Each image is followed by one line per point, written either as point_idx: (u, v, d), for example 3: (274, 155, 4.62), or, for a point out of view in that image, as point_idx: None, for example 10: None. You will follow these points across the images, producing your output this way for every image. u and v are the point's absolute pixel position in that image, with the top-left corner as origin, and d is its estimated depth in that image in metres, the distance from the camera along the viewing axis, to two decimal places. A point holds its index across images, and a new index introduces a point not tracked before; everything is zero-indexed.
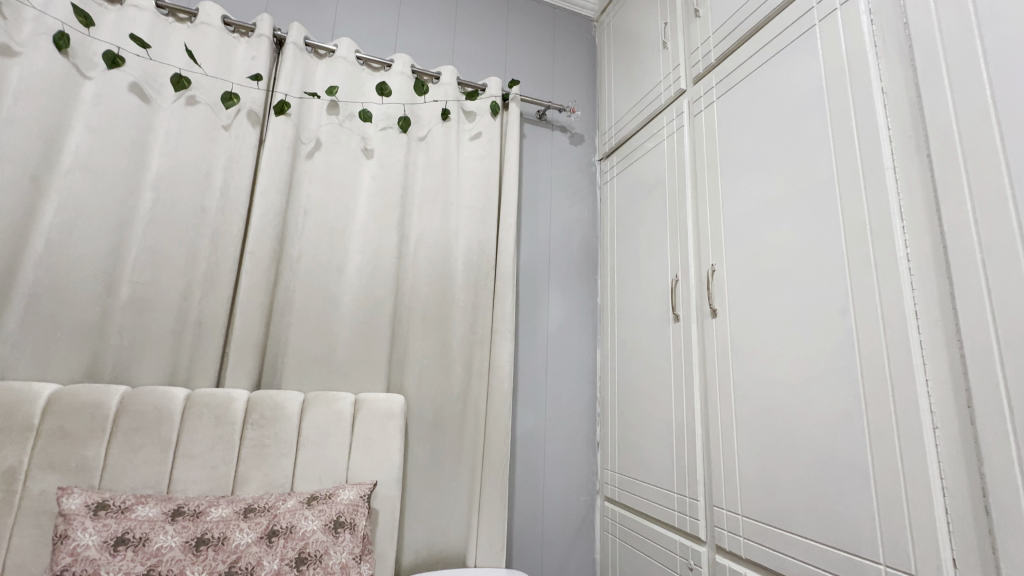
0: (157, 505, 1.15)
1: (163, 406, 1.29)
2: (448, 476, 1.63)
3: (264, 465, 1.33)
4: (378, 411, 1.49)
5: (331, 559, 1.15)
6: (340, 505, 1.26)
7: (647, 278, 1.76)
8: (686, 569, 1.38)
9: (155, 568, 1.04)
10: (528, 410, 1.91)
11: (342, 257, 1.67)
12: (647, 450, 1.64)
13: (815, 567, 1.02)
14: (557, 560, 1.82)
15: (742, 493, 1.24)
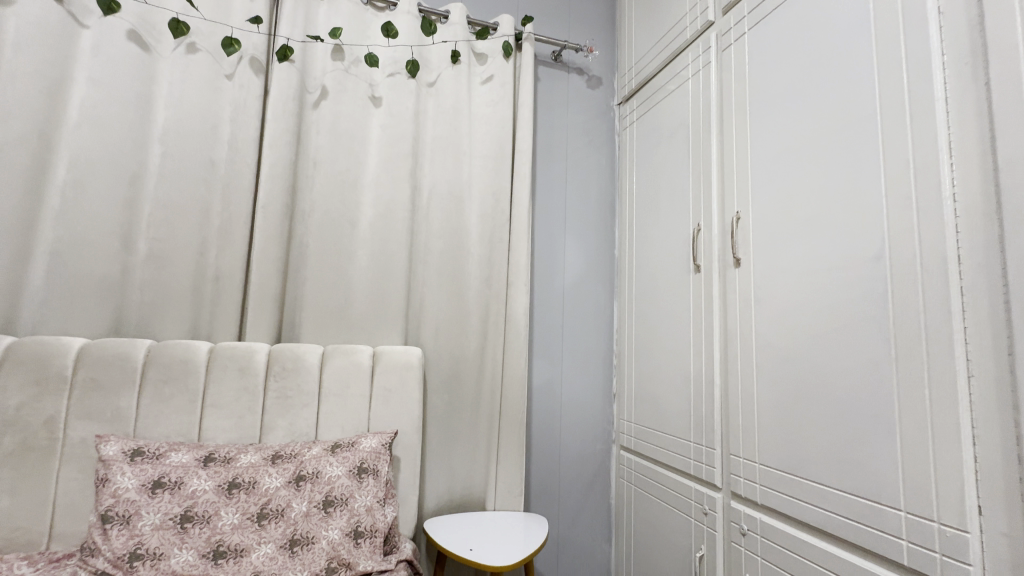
0: (189, 451, 1.20)
1: (188, 359, 1.32)
2: (467, 426, 1.67)
3: (289, 415, 1.38)
4: (396, 363, 1.51)
5: (356, 503, 1.21)
6: (363, 453, 1.30)
7: (668, 228, 1.70)
8: (701, 514, 1.42)
9: (192, 509, 1.10)
10: (545, 363, 1.92)
11: (354, 211, 1.64)
12: (664, 402, 1.65)
13: (831, 513, 1.03)
14: (574, 504, 1.89)
15: (760, 441, 1.24)
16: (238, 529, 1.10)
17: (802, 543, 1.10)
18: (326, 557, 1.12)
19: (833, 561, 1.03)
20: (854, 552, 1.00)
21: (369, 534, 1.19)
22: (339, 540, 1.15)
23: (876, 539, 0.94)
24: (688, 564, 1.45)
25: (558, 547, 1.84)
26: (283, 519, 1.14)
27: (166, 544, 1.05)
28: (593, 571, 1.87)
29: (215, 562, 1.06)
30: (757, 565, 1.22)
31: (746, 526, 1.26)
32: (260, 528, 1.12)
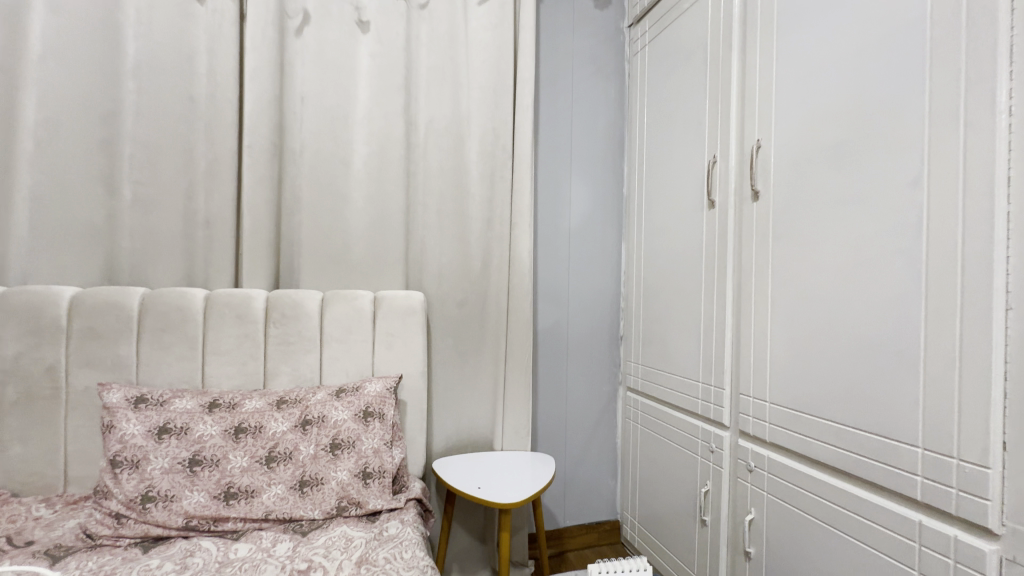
0: (193, 398, 1.19)
1: (184, 306, 1.29)
2: (473, 370, 1.66)
3: (292, 361, 1.36)
4: (398, 308, 1.47)
5: (363, 445, 1.21)
6: (368, 397, 1.29)
7: (681, 162, 1.59)
8: (707, 452, 1.42)
9: (200, 453, 1.11)
10: (551, 306, 1.88)
11: (346, 149, 1.54)
12: (673, 343, 1.62)
13: (844, 450, 1.02)
14: (580, 443, 1.91)
15: (772, 380, 1.21)
16: (247, 471, 1.12)
17: (810, 478, 1.10)
18: (336, 497, 1.14)
19: (842, 495, 1.02)
20: (864, 487, 0.99)
21: (378, 474, 1.20)
22: (348, 480, 1.16)
23: (888, 474, 0.93)
24: (694, 498, 1.47)
25: (565, 484, 1.88)
26: (291, 461, 1.15)
27: (177, 487, 1.07)
28: (599, 505, 1.92)
29: (227, 503, 1.08)
30: (763, 499, 1.23)
31: (753, 463, 1.26)
32: (269, 470, 1.13)
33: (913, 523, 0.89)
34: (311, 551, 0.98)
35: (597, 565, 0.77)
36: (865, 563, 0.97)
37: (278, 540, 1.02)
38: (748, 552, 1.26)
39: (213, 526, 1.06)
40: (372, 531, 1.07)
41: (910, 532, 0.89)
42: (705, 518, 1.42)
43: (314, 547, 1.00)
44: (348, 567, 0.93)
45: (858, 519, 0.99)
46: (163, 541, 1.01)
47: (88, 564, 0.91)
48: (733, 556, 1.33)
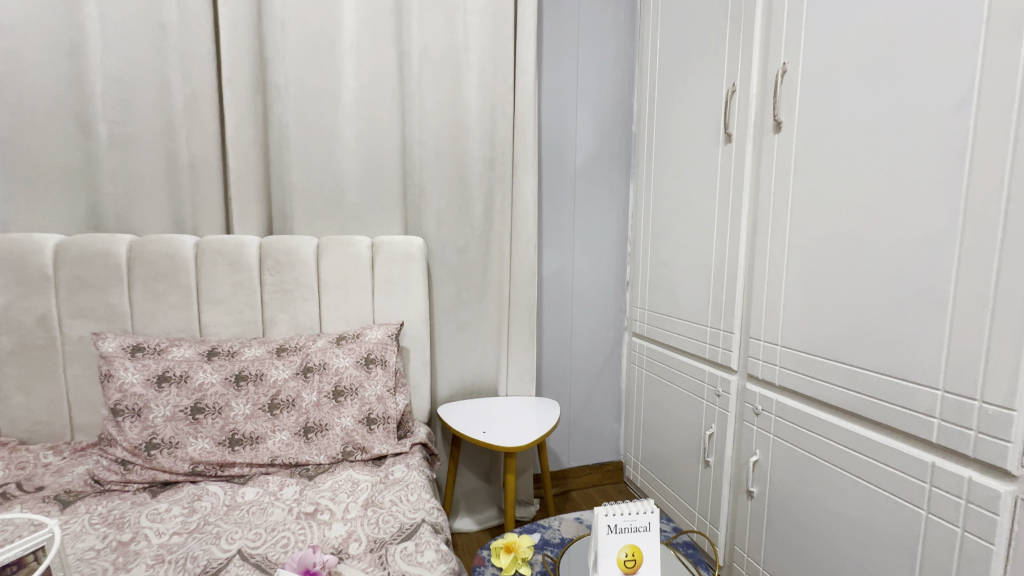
0: (192, 346, 1.17)
1: (174, 254, 1.24)
2: (476, 317, 1.62)
3: (290, 309, 1.33)
4: (397, 254, 1.42)
5: (366, 392, 1.20)
6: (369, 344, 1.27)
7: (697, 93, 1.47)
8: (713, 395, 1.41)
9: (202, 401, 1.10)
10: (556, 252, 1.82)
11: (335, 83, 1.42)
12: (682, 288, 1.57)
13: (857, 393, 0.99)
14: (585, 388, 1.91)
15: (784, 323, 1.17)
16: (250, 418, 1.11)
17: (819, 421, 1.08)
18: (341, 442, 1.14)
19: (851, 437, 1.01)
20: (875, 429, 0.97)
21: (382, 420, 1.20)
22: (352, 426, 1.16)
23: (903, 417, 0.90)
24: (697, 440, 1.48)
25: (570, 428, 1.90)
26: (295, 408, 1.14)
27: (180, 434, 1.06)
28: (603, 447, 1.96)
29: (232, 449, 1.08)
30: (769, 441, 1.23)
31: (760, 406, 1.25)
32: (273, 417, 1.13)
33: (925, 464, 0.87)
34: (318, 494, 0.99)
35: (602, 508, 0.76)
36: (871, 502, 0.97)
37: (285, 484, 1.03)
38: (751, 491, 1.28)
39: (220, 471, 1.06)
40: (378, 475, 1.08)
41: (921, 473, 0.88)
42: (708, 460, 1.43)
43: (320, 491, 1.00)
44: (354, 510, 0.93)
45: (867, 460, 0.98)
46: (171, 486, 1.02)
47: (97, 508, 0.92)
48: (735, 494, 1.35)
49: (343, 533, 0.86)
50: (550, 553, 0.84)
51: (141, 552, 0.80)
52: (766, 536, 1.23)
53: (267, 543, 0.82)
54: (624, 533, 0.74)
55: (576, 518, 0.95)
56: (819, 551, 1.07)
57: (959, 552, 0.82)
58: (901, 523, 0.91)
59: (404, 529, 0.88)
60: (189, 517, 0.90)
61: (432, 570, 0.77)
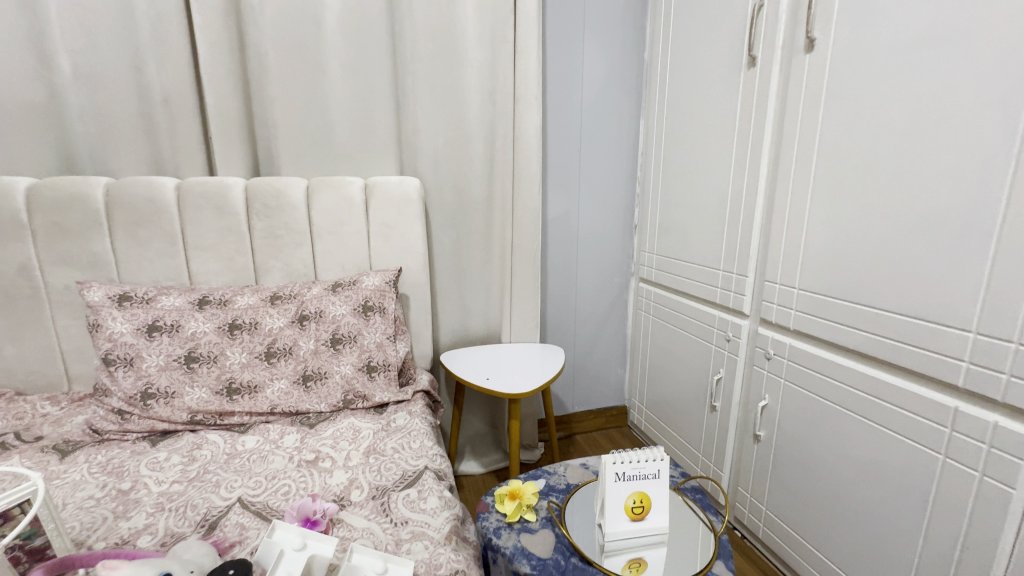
0: (181, 294, 1.12)
1: (154, 198, 1.16)
2: (477, 263, 1.56)
3: (282, 256, 1.27)
4: (392, 196, 1.33)
5: (365, 339, 1.17)
6: (367, 291, 1.22)
7: (719, 10, 1.32)
8: (723, 340, 1.37)
9: (196, 350, 1.06)
10: (561, 194, 1.73)
11: (316, 4, 1.27)
12: (693, 230, 1.50)
13: (879, 336, 0.95)
14: (590, 335, 1.88)
15: (803, 264, 1.11)
16: (247, 367, 1.09)
17: (834, 365, 1.04)
18: (342, 390, 1.13)
19: (868, 382, 0.97)
20: (896, 372, 0.93)
21: (382, 368, 1.18)
22: (353, 374, 1.14)
23: (928, 360, 0.86)
24: (704, 385, 1.46)
25: (574, 374, 1.89)
26: (292, 356, 1.12)
27: (176, 383, 1.04)
28: (607, 392, 1.96)
29: (231, 398, 1.06)
30: (779, 386, 1.20)
31: (772, 351, 1.21)
32: (271, 365, 1.10)
33: (947, 409, 0.84)
34: (319, 442, 0.97)
35: (610, 456, 0.73)
36: (885, 446, 0.94)
37: (286, 432, 1.01)
38: (757, 435, 1.26)
39: (219, 420, 1.04)
40: (379, 422, 1.06)
41: (942, 417, 0.85)
42: (715, 404, 1.41)
43: (322, 438, 0.99)
44: (356, 457, 0.92)
45: (884, 405, 0.94)
46: (170, 434, 1.00)
47: (96, 458, 0.91)
48: (741, 438, 1.34)
49: (344, 480, 0.84)
50: (555, 499, 0.82)
51: (141, 500, 0.79)
52: (771, 478, 1.23)
53: (267, 491, 0.81)
54: (634, 480, 0.72)
55: (582, 463, 0.94)
56: (826, 492, 1.07)
57: (976, 495, 0.80)
58: (916, 467, 0.89)
59: (406, 476, 0.86)
60: (189, 465, 0.89)
61: (436, 516, 0.76)
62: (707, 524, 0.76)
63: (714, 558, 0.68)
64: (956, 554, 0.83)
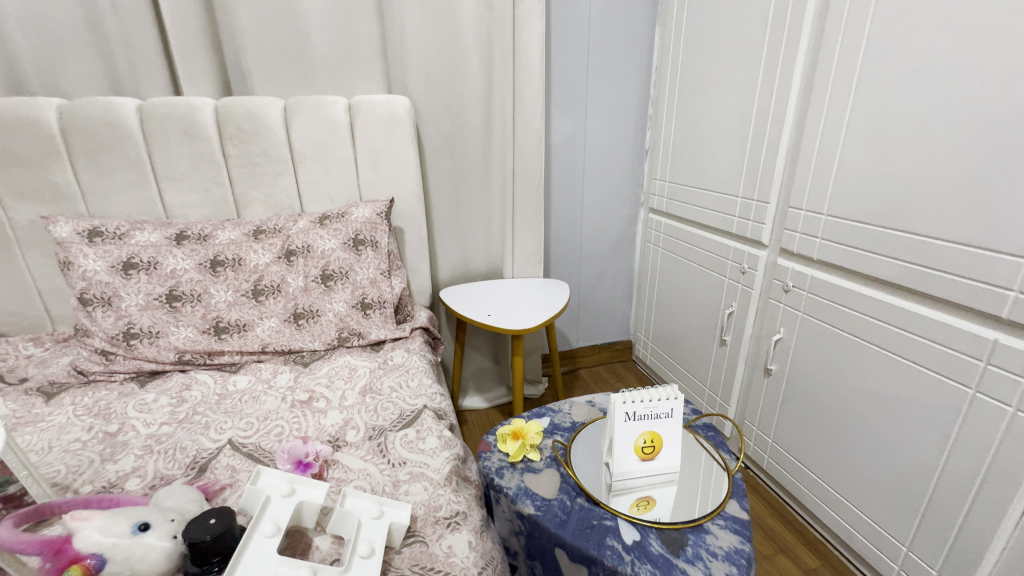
0: (156, 229, 1.04)
1: (115, 121, 1.04)
2: (477, 193, 1.46)
3: (263, 186, 1.17)
4: (380, 117, 1.21)
5: (358, 276, 1.10)
6: (357, 223, 1.13)
7: None
8: (737, 273, 1.30)
9: (177, 289, 1.00)
10: (566, 116, 1.57)
11: None
12: (711, 153, 1.37)
13: (916, 265, 0.87)
14: (595, 269, 1.81)
15: (835, 187, 1.01)
16: (234, 306, 1.03)
17: (860, 297, 0.97)
18: (336, 328, 1.08)
19: (897, 314, 0.90)
20: (930, 304, 0.86)
21: (377, 305, 1.12)
22: (346, 311, 1.09)
23: (972, 290, 0.79)
24: (714, 319, 1.41)
25: (579, 309, 1.84)
26: (281, 294, 1.06)
27: (160, 322, 0.98)
28: (612, 327, 1.92)
29: (219, 337, 1.01)
30: (796, 319, 1.13)
31: (791, 283, 1.13)
32: (259, 304, 1.04)
33: (985, 342, 0.78)
34: (313, 381, 0.93)
35: (619, 395, 0.68)
36: (909, 380, 0.89)
37: (279, 372, 0.97)
38: (768, 369, 1.22)
39: (209, 359, 1.00)
40: (376, 360, 1.02)
41: (978, 350, 0.79)
42: (725, 339, 1.37)
43: (316, 377, 0.95)
44: (351, 397, 0.88)
45: (913, 338, 0.88)
46: (159, 375, 0.96)
47: (83, 400, 0.87)
48: (750, 372, 1.31)
49: (339, 421, 0.81)
50: (560, 438, 0.79)
51: (129, 443, 0.76)
52: (779, 411, 1.21)
53: (259, 432, 0.77)
54: (644, 420, 0.68)
55: (588, 401, 0.89)
56: (839, 426, 1.04)
57: (1005, 429, 0.76)
58: (941, 401, 0.84)
59: (404, 416, 0.82)
60: (178, 407, 0.85)
61: (435, 457, 0.73)
62: (720, 463, 0.72)
63: (728, 497, 0.65)
64: (974, 487, 0.81)
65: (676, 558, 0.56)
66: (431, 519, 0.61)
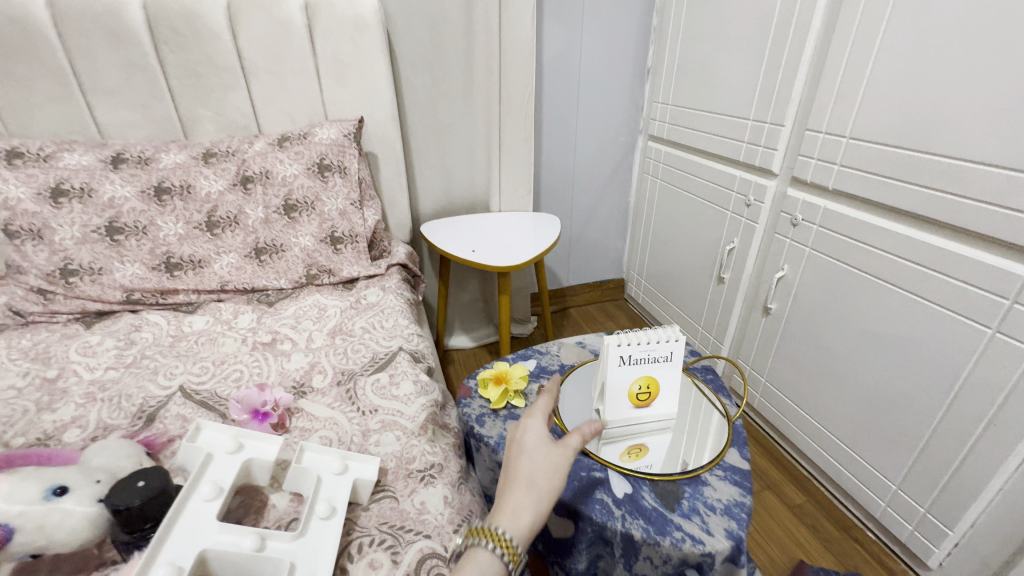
0: (87, 150, 0.90)
1: (21, 18, 0.85)
2: (460, 116, 1.31)
3: (212, 102, 1.02)
4: (344, 21, 1.04)
5: (324, 206, 1.00)
6: (322, 146, 1.01)
7: None
8: (742, 205, 1.20)
9: (119, 220, 0.88)
10: (560, 26, 1.39)
11: None
12: (722, 70, 1.22)
13: (947, 194, 0.78)
14: (588, 203, 1.70)
15: (862, 105, 0.89)
16: (186, 240, 0.92)
17: (875, 231, 0.89)
18: (303, 264, 0.99)
19: (916, 249, 0.83)
20: (956, 238, 0.79)
21: (349, 239, 1.02)
22: (313, 246, 0.99)
23: (1008, 221, 0.70)
24: (713, 256, 1.33)
25: (570, 246, 1.75)
26: (239, 227, 0.95)
27: (102, 258, 0.87)
28: (604, 265, 1.84)
29: (171, 274, 0.92)
30: (802, 256, 1.06)
31: (800, 216, 1.04)
32: (214, 237, 0.94)
33: (1014, 280, 0.71)
34: (278, 322, 0.85)
35: (613, 337, 0.60)
36: (922, 320, 0.83)
37: (240, 312, 0.88)
38: (768, 308, 1.16)
39: (162, 299, 0.91)
40: (348, 299, 0.93)
41: (1004, 288, 0.72)
42: (723, 276, 1.30)
43: (281, 318, 0.87)
44: (319, 338, 0.80)
45: (931, 275, 0.81)
46: (107, 315, 0.87)
47: (19, 343, 0.78)
48: (749, 311, 1.25)
49: (304, 365, 0.73)
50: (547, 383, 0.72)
51: (69, 390, 0.68)
52: (775, 351, 1.16)
53: (215, 377, 0.70)
54: (640, 365, 0.61)
55: (578, 342, 0.83)
56: (838, 367, 1.00)
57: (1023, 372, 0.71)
58: (954, 342, 0.79)
59: (377, 359, 0.75)
60: (125, 351, 0.77)
61: (409, 404, 0.66)
62: (719, 409, 0.67)
63: (728, 446, 0.60)
64: (978, 429, 0.77)
65: (670, 513, 0.52)
66: (403, 472, 0.55)
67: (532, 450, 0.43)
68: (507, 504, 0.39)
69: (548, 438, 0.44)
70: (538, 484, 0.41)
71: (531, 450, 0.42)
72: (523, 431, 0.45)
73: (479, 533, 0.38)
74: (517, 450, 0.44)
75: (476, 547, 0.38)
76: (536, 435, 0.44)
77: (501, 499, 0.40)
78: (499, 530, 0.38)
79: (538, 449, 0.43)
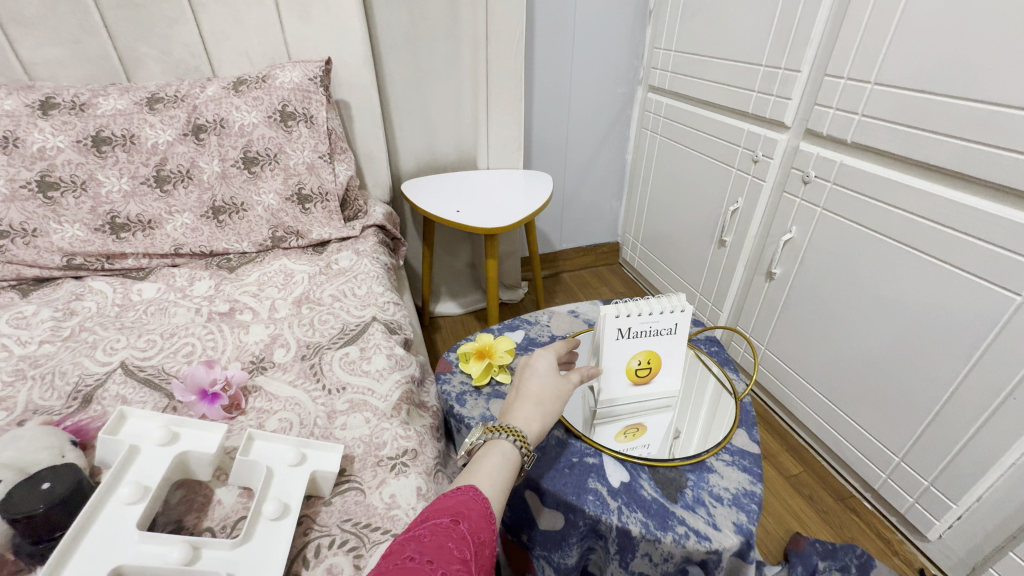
0: (9, 92, 0.77)
1: None
2: (442, 61, 1.18)
3: (155, 38, 0.90)
4: None
5: (289, 159, 0.90)
6: (283, 91, 0.89)
7: None
8: (749, 162, 1.12)
9: (52, 173, 0.77)
10: None
11: None
12: (732, 8, 1.10)
13: (984, 145, 0.69)
14: (582, 160, 1.59)
15: (893, 44, 0.79)
16: (133, 197, 0.82)
17: (896, 187, 0.81)
18: (268, 225, 0.90)
19: (941, 207, 0.75)
20: (987, 196, 0.71)
21: (318, 197, 0.93)
22: (278, 205, 0.90)
23: None
24: (715, 217, 1.25)
25: (563, 207, 1.66)
26: (192, 182, 0.85)
27: (35, 219, 0.76)
28: (598, 227, 1.76)
29: (118, 237, 0.82)
30: (813, 216, 0.98)
31: (813, 173, 0.96)
32: (165, 194, 0.84)
33: None
34: (238, 289, 0.77)
35: (611, 307, 0.53)
36: (943, 285, 0.77)
37: (196, 278, 0.80)
38: (772, 272, 1.09)
39: (108, 265, 0.82)
40: (318, 264, 0.85)
41: None
42: (725, 240, 1.23)
43: (243, 285, 0.78)
44: (284, 308, 0.73)
45: (958, 236, 0.74)
46: (47, 283, 0.78)
47: None
48: (750, 276, 1.18)
49: (265, 337, 0.66)
50: None
51: None
52: (777, 317, 1.11)
53: (163, 352, 0.63)
54: (640, 339, 0.54)
55: (570, 311, 0.76)
56: (845, 335, 0.94)
57: None
58: (976, 309, 0.73)
59: (347, 330, 0.68)
60: (63, 322, 0.68)
61: (382, 381, 0.59)
62: (726, 387, 0.61)
63: (735, 428, 0.54)
64: (995, 401, 0.72)
65: (673, 504, 0.46)
66: (372, 460, 0.49)
67: (543, 372, 0.47)
68: (521, 410, 0.43)
69: (556, 364, 0.48)
70: (550, 399, 0.45)
71: (545, 370, 0.47)
72: (534, 357, 0.49)
73: (497, 427, 0.41)
74: (529, 372, 0.48)
75: (494, 440, 0.41)
76: (547, 362, 0.49)
77: (513, 407, 0.44)
78: (515, 427, 0.41)
79: (549, 371, 0.47)
